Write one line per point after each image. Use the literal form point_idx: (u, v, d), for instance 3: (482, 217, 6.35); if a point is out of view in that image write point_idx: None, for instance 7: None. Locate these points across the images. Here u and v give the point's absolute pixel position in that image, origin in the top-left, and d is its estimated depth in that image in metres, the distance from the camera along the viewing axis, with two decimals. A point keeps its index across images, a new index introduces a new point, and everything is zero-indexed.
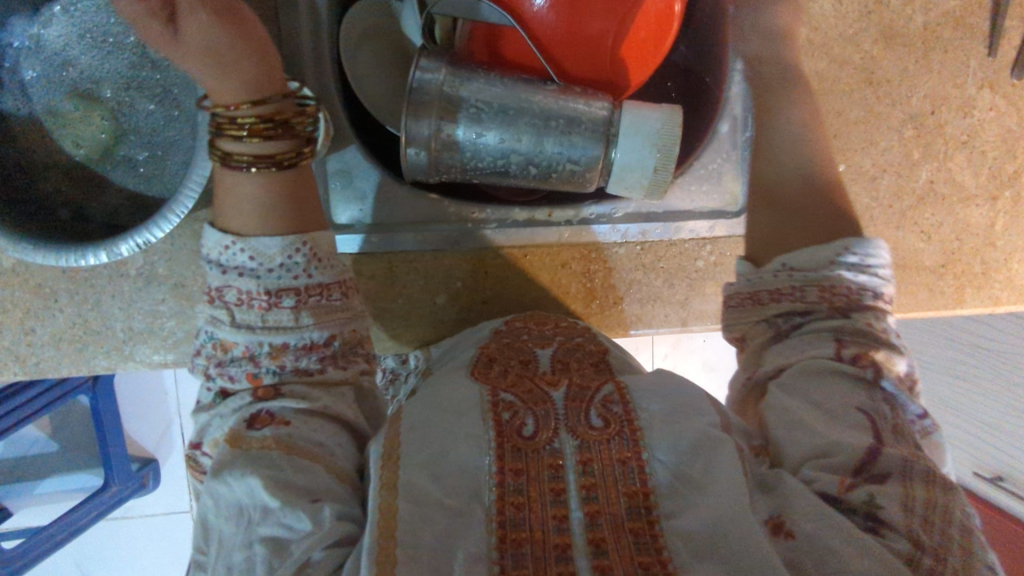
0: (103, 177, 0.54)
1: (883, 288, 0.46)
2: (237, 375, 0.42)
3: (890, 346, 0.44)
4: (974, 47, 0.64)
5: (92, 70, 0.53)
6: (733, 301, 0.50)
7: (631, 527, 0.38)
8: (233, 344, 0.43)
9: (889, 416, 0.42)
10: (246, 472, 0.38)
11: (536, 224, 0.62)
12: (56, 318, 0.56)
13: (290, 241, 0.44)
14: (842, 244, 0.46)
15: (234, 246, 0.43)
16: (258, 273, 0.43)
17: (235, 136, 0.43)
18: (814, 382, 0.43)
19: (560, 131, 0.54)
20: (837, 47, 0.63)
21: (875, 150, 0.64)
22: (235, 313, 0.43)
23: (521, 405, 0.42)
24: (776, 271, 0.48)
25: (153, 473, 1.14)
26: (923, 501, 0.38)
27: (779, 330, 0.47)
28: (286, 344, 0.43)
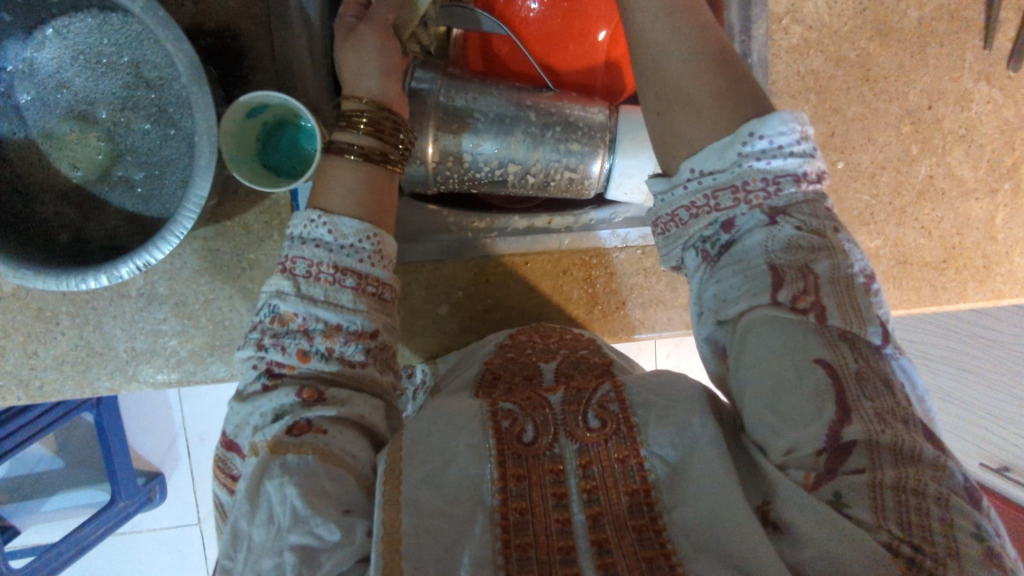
0: (101, 198, 0.54)
1: (804, 165, 0.40)
2: (290, 350, 0.40)
3: (827, 250, 0.38)
4: (970, 40, 0.63)
5: (86, 92, 0.53)
6: (661, 229, 0.44)
7: (635, 524, 0.36)
8: (291, 318, 0.41)
9: (851, 360, 0.36)
10: (283, 482, 0.35)
11: (536, 230, 0.61)
12: (58, 341, 0.55)
13: (370, 227, 0.42)
14: (746, 130, 0.40)
15: (316, 220, 0.42)
16: (332, 248, 0.41)
17: (351, 126, 0.44)
18: (758, 340, 0.37)
19: (556, 138, 0.54)
20: (832, 45, 0.62)
21: (874, 146, 0.64)
22: (300, 284, 0.41)
23: (521, 411, 0.40)
24: (686, 180, 0.42)
25: (159, 487, 1.14)
26: (895, 481, 0.33)
27: (706, 252, 0.41)
28: (339, 326, 0.41)
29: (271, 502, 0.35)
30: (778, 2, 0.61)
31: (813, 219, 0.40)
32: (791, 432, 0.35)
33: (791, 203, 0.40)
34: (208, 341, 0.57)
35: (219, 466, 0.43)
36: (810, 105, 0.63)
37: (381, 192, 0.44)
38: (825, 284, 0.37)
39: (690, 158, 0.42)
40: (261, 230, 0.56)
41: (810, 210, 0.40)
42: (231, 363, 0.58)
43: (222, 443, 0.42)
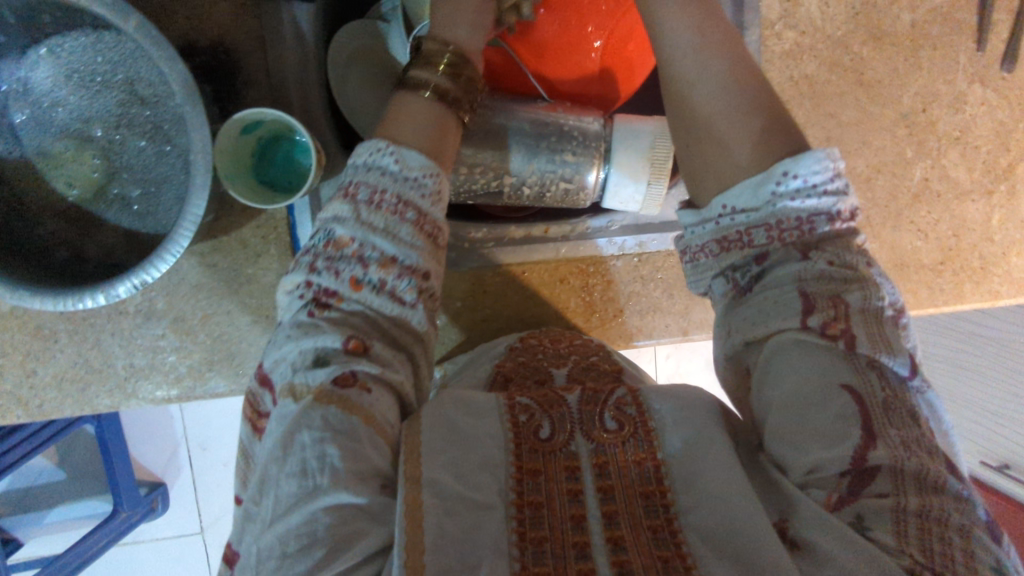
0: (97, 216, 0.54)
1: (838, 204, 0.40)
2: (344, 276, 0.40)
3: (861, 284, 0.38)
4: (963, 43, 0.63)
5: (81, 110, 0.53)
6: (690, 257, 0.45)
7: (650, 525, 0.36)
8: (347, 243, 0.41)
9: (878, 388, 0.36)
10: (323, 438, 0.35)
11: (533, 240, 0.62)
12: (57, 359, 0.55)
13: (433, 166, 0.43)
14: (779, 169, 0.40)
15: (383, 148, 0.43)
16: (397, 178, 0.42)
17: (427, 63, 0.47)
18: (786, 363, 0.37)
19: (552, 148, 0.56)
20: (826, 50, 0.63)
21: (869, 150, 0.64)
22: (362, 211, 0.41)
23: (538, 407, 0.40)
24: (718, 216, 0.42)
25: (162, 497, 1.14)
26: (919, 507, 0.33)
27: (736, 283, 0.42)
28: (395, 258, 0.41)
29: (306, 460, 0.35)
30: (770, 9, 0.61)
31: (846, 254, 0.39)
32: (817, 450, 0.35)
33: (824, 239, 0.40)
34: (207, 356, 0.57)
35: (246, 400, 0.42)
36: (805, 110, 0.63)
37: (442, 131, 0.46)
38: (856, 314, 0.37)
39: (721, 195, 0.42)
40: (259, 245, 0.56)
41: (842, 245, 0.40)
42: (231, 378, 0.58)
43: (256, 374, 0.42)
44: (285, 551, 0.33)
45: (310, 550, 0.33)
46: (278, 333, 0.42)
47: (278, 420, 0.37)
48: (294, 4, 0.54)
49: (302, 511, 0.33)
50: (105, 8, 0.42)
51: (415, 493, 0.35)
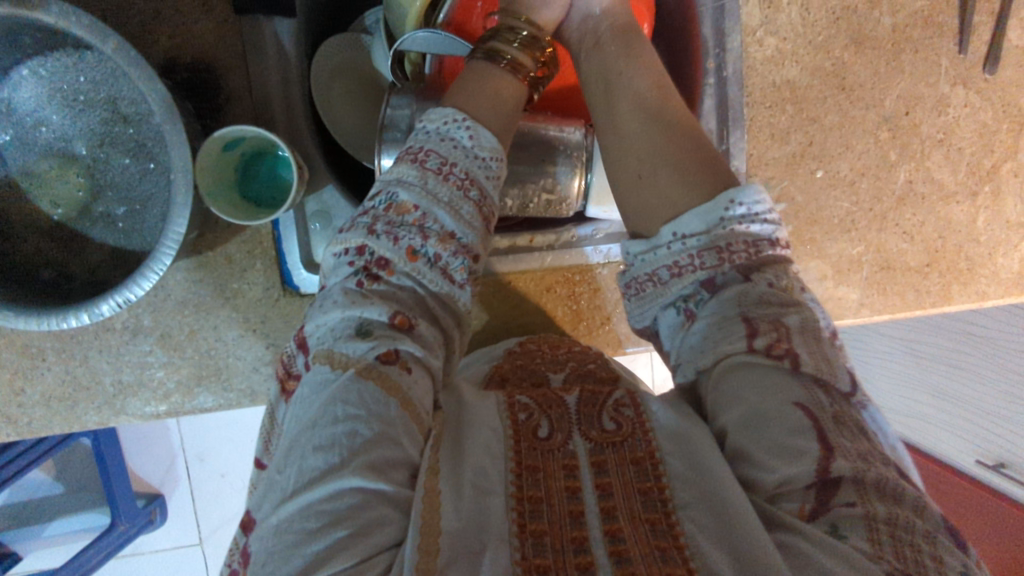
0: (82, 234, 0.54)
1: (776, 232, 0.42)
2: (402, 243, 0.41)
3: (799, 308, 0.39)
4: (945, 45, 0.64)
5: (64, 129, 0.53)
6: (636, 288, 0.45)
7: (648, 519, 0.35)
8: (409, 210, 0.41)
9: (826, 404, 0.37)
10: (357, 415, 0.35)
11: (519, 249, 0.61)
12: (45, 377, 0.56)
13: (500, 150, 0.46)
14: (726, 196, 0.41)
15: (458, 120, 0.45)
16: (467, 153, 0.44)
17: (511, 36, 0.51)
18: (738, 385, 0.38)
19: (535, 159, 0.56)
20: (807, 55, 0.63)
21: (852, 154, 0.64)
22: (429, 180, 0.42)
23: (537, 407, 0.41)
24: (669, 242, 0.42)
25: (160, 508, 1.14)
26: (887, 515, 0.33)
27: (689, 312, 0.42)
28: (453, 235, 0.42)
29: (336, 433, 0.35)
30: (751, 15, 0.62)
31: (784, 279, 0.41)
32: (782, 466, 0.35)
33: (765, 264, 0.41)
34: (195, 371, 0.57)
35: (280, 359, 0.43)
36: (788, 115, 0.63)
37: (509, 107, 0.48)
38: (796, 334, 0.38)
39: (670, 222, 0.43)
40: (244, 260, 0.56)
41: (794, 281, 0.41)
42: (219, 393, 0.58)
43: (295, 334, 0.42)
44: (305, 526, 0.32)
45: (334, 530, 0.32)
46: (323, 292, 0.42)
47: (315, 387, 0.37)
48: (275, 20, 0.55)
49: (326, 487, 0.33)
50: (82, 29, 0.42)
51: (436, 481, 0.35)
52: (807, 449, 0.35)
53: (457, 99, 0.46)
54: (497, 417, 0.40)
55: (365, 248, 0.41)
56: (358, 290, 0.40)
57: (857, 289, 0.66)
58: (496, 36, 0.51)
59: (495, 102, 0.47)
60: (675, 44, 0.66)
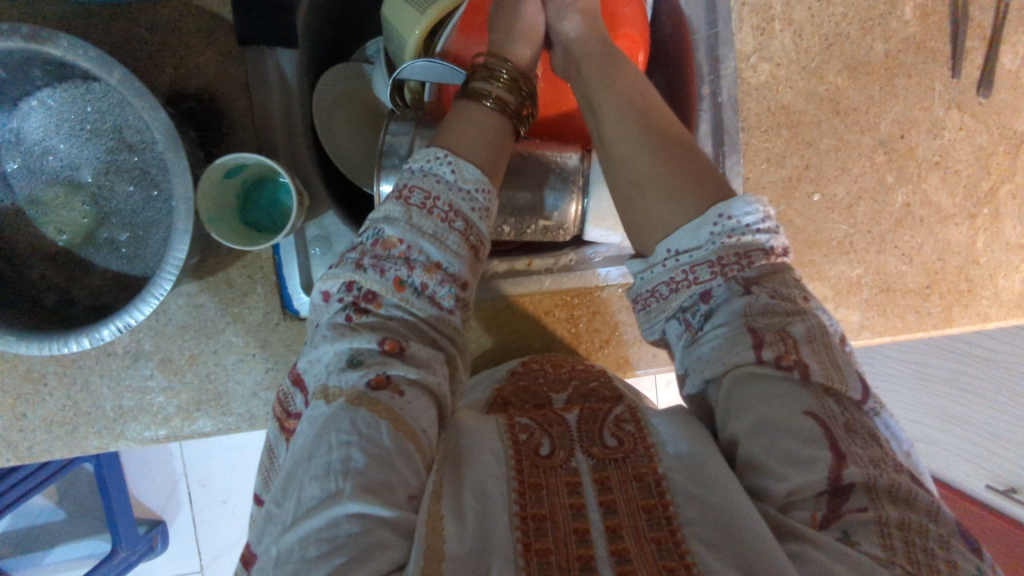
0: (85, 260, 0.55)
1: (773, 240, 0.42)
2: (388, 275, 0.41)
3: (802, 316, 0.40)
4: (938, 70, 0.64)
5: (70, 157, 0.54)
6: (641, 305, 0.46)
7: (654, 537, 0.35)
8: (394, 244, 0.42)
9: (838, 412, 0.37)
10: (350, 441, 0.36)
11: (516, 273, 0.62)
12: (46, 402, 0.56)
13: (485, 181, 0.45)
14: (714, 211, 0.42)
15: (443, 158, 0.45)
16: (451, 187, 0.44)
17: (491, 77, 0.50)
18: (748, 394, 0.38)
19: (533, 184, 0.57)
20: (801, 80, 0.64)
21: (849, 177, 0.65)
22: (413, 214, 0.42)
23: (537, 427, 0.41)
24: (664, 259, 0.43)
25: (161, 535, 1.13)
26: (900, 519, 0.33)
27: (689, 323, 0.43)
28: (439, 264, 0.42)
29: (330, 460, 0.35)
30: (745, 42, 0.63)
31: (783, 288, 0.41)
32: (793, 475, 0.35)
33: (763, 275, 0.41)
34: (194, 396, 0.58)
35: (275, 398, 0.44)
36: (784, 140, 0.64)
37: (495, 143, 0.48)
38: (803, 344, 0.39)
39: (663, 238, 0.43)
40: (244, 284, 0.57)
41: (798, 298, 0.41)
42: (218, 418, 0.58)
43: (288, 376, 0.43)
44: (304, 555, 0.32)
45: (332, 556, 0.32)
46: (313, 334, 0.43)
47: (309, 421, 0.38)
48: (276, 50, 0.56)
49: (326, 514, 0.33)
50: (88, 61, 0.44)
51: (438, 506, 0.35)
52: (817, 459, 0.35)
53: (443, 137, 0.47)
54: (496, 439, 0.40)
55: (353, 284, 0.42)
56: (346, 324, 0.41)
57: (857, 311, 0.66)
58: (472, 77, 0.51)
59: (481, 139, 0.47)
60: (672, 70, 0.67)
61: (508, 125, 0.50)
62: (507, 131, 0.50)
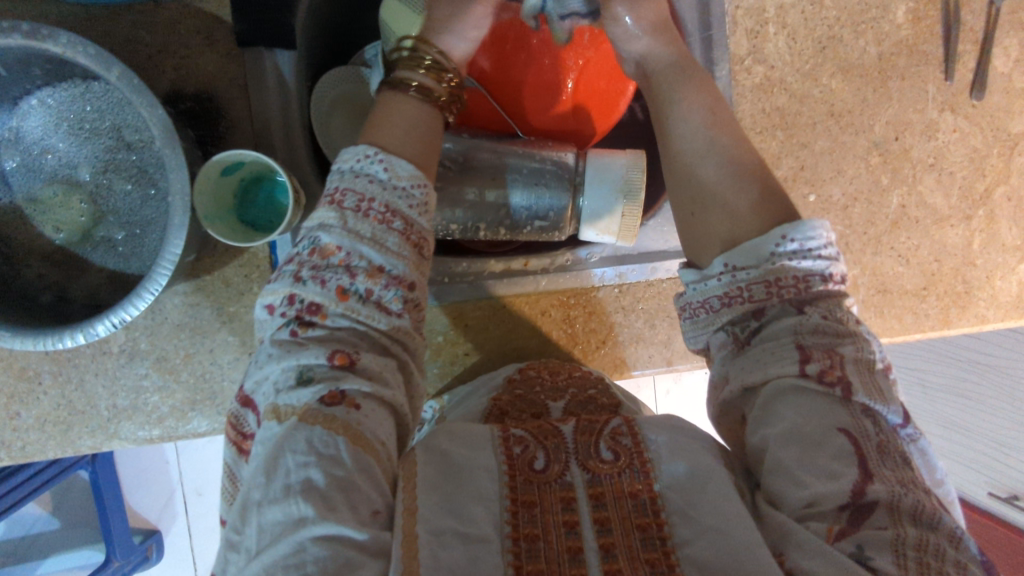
0: (83, 258, 0.55)
1: (831, 268, 0.42)
2: (330, 285, 0.40)
3: (854, 337, 0.39)
4: (931, 73, 0.65)
5: (69, 156, 0.54)
6: (688, 315, 0.45)
7: (648, 559, 0.35)
8: (333, 251, 0.41)
9: (872, 432, 0.37)
10: (307, 462, 0.35)
11: (513, 272, 0.62)
12: (40, 401, 0.56)
13: (421, 176, 0.45)
14: (778, 232, 0.42)
15: (374, 155, 0.44)
16: (385, 186, 0.43)
17: (415, 65, 0.49)
18: (782, 406, 0.38)
19: (526, 182, 0.58)
20: (795, 82, 0.64)
21: (844, 179, 0.65)
22: (349, 218, 0.41)
23: (532, 439, 0.40)
24: (721, 272, 0.43)
25: (156, 544, 1.11)
26: (917, 540, 0.33)
27: (737, 336, 0.42)
28: (382, 267, 0.41)
29: (290, 482, 0.34)
30: (739, 45, 0.63)
31: (838, 311, 0.41)
32: (815, 483, 0.35)
33: (818, 299, 0.41)
34: (190, 395, 0.57)
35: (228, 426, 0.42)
36: (779, 141, 0.64)
37: (428, 135, 0.48)
38: (849, 362, 0.38)
39: (722, 254, 0.44)
40: (241, 283, 0.57)
41: (836, 304, 0.41)
42: (212, 417, 0.58)
43: (235, 401, 0.42)
44: None
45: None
46: (258, 354, 0.42)
47: (262, 442, 0.37)
48: (275, 51, 0.56)
49: (291, 541, 0.33)
50: (88, 58, 0.44)
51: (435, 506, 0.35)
52: (844, 474, 0.35)
53: (376, 133, 0.46)
54: (490, 454, 0.39)
55: (294, 297, 0.40)
56: (291, 339, 0.40)
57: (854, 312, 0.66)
58: (398, 66, 0.49)
59: (414, 133, 0.46)
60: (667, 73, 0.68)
61: (435, 118, 0.49)
62: (437, 118, 0.49)
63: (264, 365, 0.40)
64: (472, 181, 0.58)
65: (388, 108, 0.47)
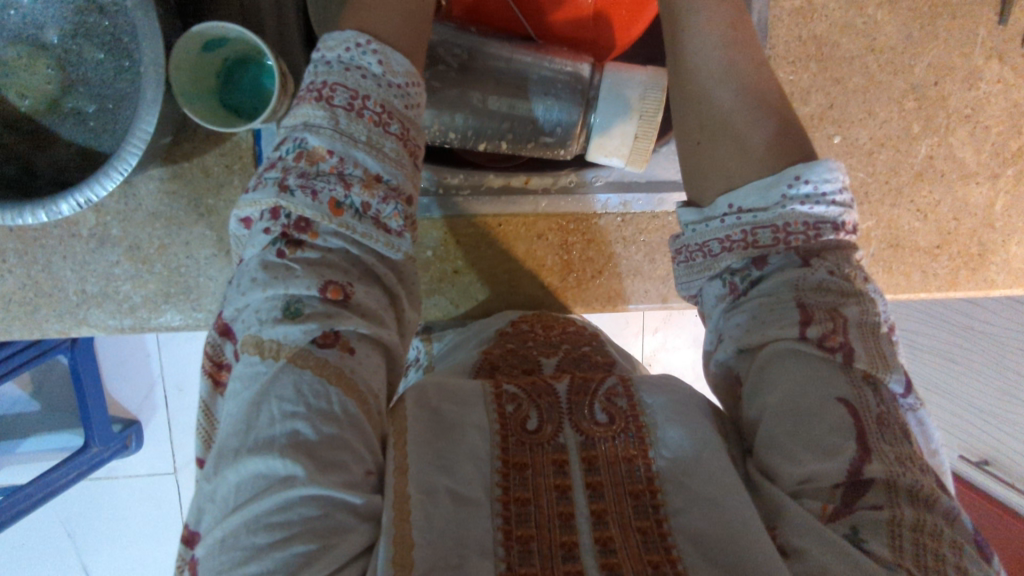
0: (49, 129, 0.51)
1: (844, 216, 0.38)
2: (321, 197, 0.36)
3: (859, 299, 0.37)
4: (984, 13, 0.59)
5: (33, 13, 0.48)
6: (683, 258, 0.42)
7: (640, 526, 0.34)
8: (321, 157, 0.36)
9: (874, 404, 0.34)
10: (296, 413, 0.33)
11: (512, 191, 0.58)
12: (5, 279, 0.53)
13: (416, 74, 0.40)
14: (792, 172, 0.38)
15: (365, 44, 0.39)
16: (380, 82, 0.38)
17: None
18: (778, 371, 0.36)
19: (535, 94, 0.54)
20: (838, 10, 0.59)
21: (874, 123, 0.61)
22: (340, 118, 0.37)
23: (525, 397, 0.38)
24: (724, 214, 0.40)
25: (135, 434, 1.09)
26: (914, 520, 0.31)
27: (734, 285, 0.39)
28: (379, 177, 0.37)
29: (275, 433, 0.32)
30: None
31: (845, 267, 0.38)
32: (810, 461, 0.33)
33: (825, 249, 0.38)
34: (163, 288, 0.55)
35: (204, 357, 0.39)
36: (811, 74, 0.60)
37: (419, 27, 0.43)
38: (853, 327, 0.36)
39: (728, 193, 0.40)
40: (221, 175, 0.53)
41: (844, 259, 0.38)
42: (186, 312, 0.56)
43: (211, 330, 0.38)
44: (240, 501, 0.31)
45: (290, 543, 0.30)
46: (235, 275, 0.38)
47: (244, 379, 0.34)
48: None
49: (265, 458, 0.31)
50: None
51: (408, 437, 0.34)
52: (842, 449, 0.33)
53: (358, 20, 0.41)
54: (481, 411, 0.37)
55: (279, 211, 0.36)
56: (279, 261, 0.36)
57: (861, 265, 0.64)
58: None
59: (404, 23, 0.42)
60: None
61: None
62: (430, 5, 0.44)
63: (242, 292, 0.36)
64: (477, 85, 0.54)
65: None
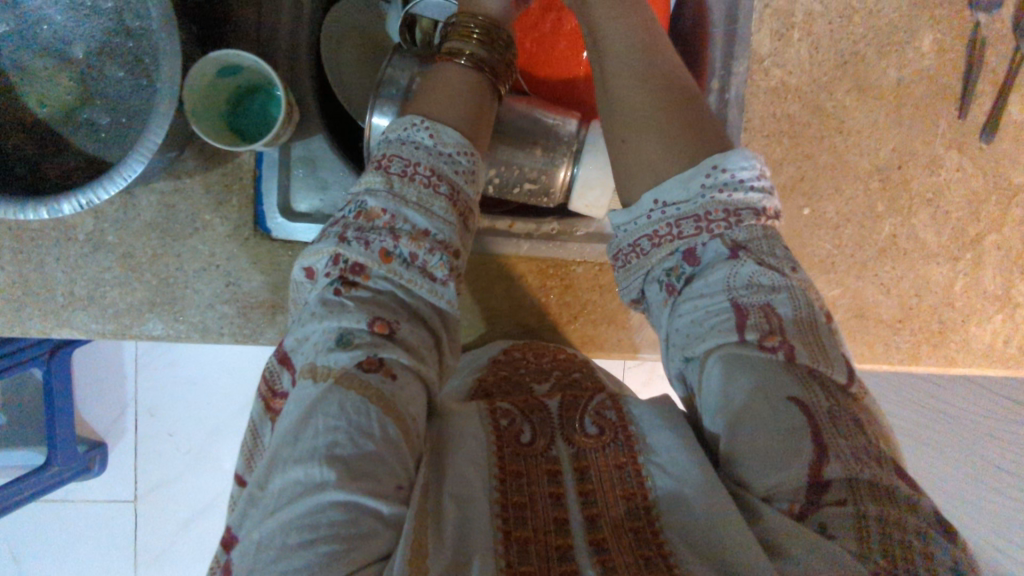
0: (64, 137, 0.54)
1: (764, 200, 0.42)
2: (373, 247, 0.40)
3: (787, 287, 0.39)
4: (946, 107, 0.64)
5: (65, 30, 0.53)
6: (620, 261, 0.45)
7: (632, 527, 0.35)
8: (378, 215, 0.41)
9: (823, 400, 0.36)
10: (337, 426, 0.34)
11: (497, 232, 0.61)
12: None
13: (469, 146, 0.45)
14: (708, 163, 0.41)
15: (421, 124, 0.44)
16: (431, 152, 0.43)
17: (465, 32, 0.47)
18: (731, 372, 0.37)
19: (533, 145, 0.57)
20: (810, 92, 0.64)
21: (841, 198, 0.65)
22: (395, 183, 0.42)
23: (518, 413, 0.41)
24: (650, 210, 0.43)
25: (100, 456, 1.06)
26: (878, 514, 0.33)
27: (671, 286, 0.43)
28: (427, 232, 0.41)
29: (317, 445, 0.33)
30: (761, 43, 0.63)
31: (771, 256, 0.40)
32: (772, 471, 0.34)
33: (749, 232, 0.41)
34: (150, 296, 0.56)
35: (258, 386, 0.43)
36: (783, 148, 0.64)
37: (472, 101, 0.46)
38: (790, 326, 0.38)
39: (651, 189, 0.43)
40: (221, 192, 0.56)
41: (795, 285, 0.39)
42: (170, 322, 0.57)
43: (270, 358, 0.42)
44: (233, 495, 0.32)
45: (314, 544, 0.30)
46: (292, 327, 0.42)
47: (296, 401, 0.36)
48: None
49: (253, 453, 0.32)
50: None
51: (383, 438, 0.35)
52: (804, 449, 0.34)
53: (421, 105, 0.46)
54: (476, 423, 0.40)
55: (338, 257, 0.41)
56: (335, 299, 0.40)
57: None
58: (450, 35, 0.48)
59: (461, 99, 0.46)
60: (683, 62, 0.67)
61: (483, 84, 0.47)
62: (482, 85, 0.47)
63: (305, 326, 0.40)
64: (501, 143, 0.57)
65: (454, 77, 0.46)
